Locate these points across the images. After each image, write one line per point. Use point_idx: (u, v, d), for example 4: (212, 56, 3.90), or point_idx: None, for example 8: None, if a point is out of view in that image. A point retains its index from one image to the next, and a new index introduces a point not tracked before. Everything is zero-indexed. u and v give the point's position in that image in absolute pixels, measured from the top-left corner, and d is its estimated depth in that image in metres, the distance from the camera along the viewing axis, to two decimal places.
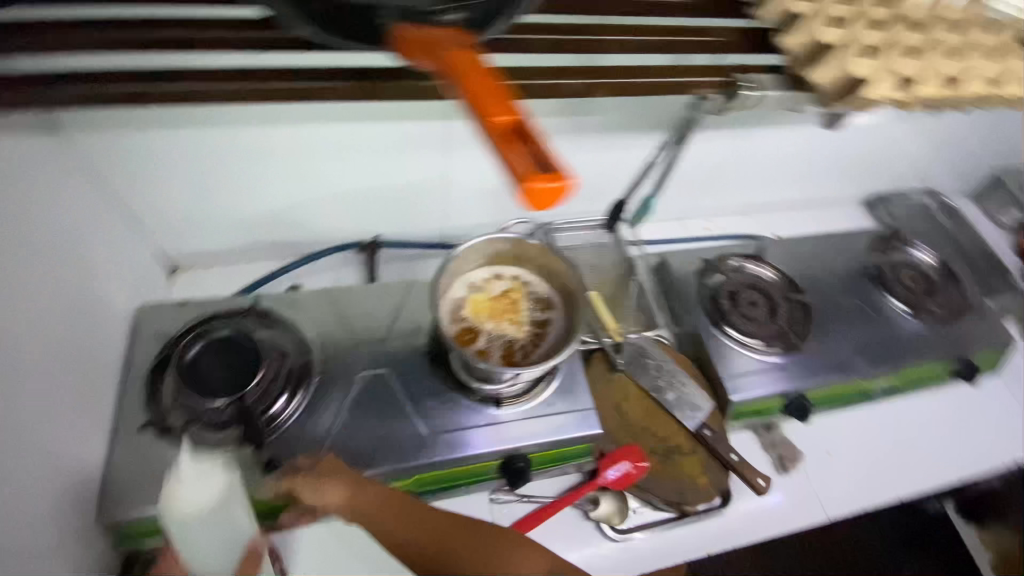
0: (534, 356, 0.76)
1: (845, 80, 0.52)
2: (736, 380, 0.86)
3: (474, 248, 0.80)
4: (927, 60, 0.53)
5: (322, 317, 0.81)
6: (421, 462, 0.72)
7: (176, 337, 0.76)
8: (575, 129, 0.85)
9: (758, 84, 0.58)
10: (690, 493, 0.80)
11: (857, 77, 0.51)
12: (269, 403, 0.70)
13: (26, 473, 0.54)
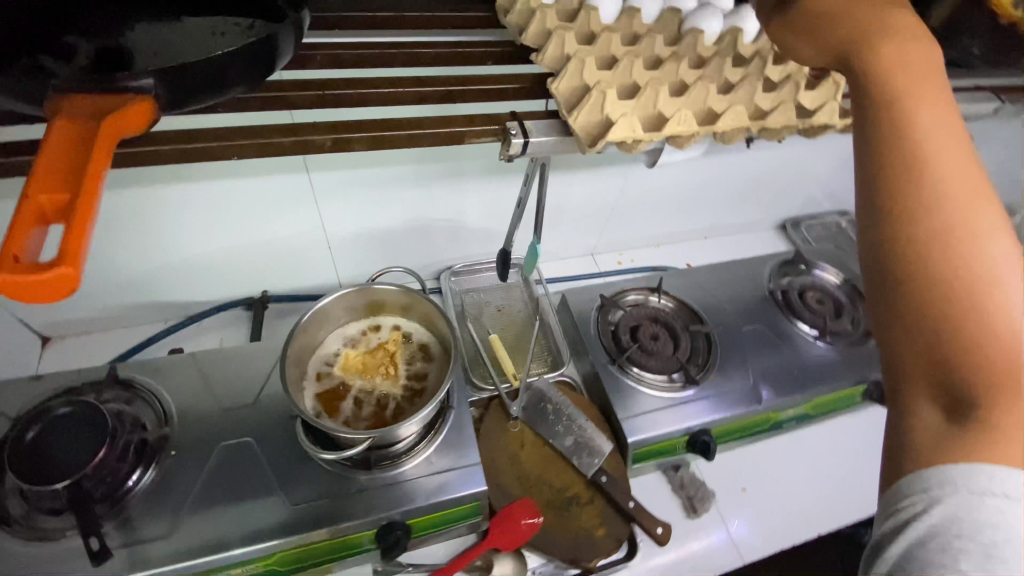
0: (406, 411, 0.72)
1: (601, 124, 0.51)
2: (634, 419, 0.83)
3: (343, 300, 0.77)
4: (694, 100, 0.55)
5: (187, 385, 0.77)
6: (281, 541, 0.66)
7: (19, 417, 0.70)
8: (450, 174, 0.84)
9: (521, 129, 0.49)
10: (586, 548, 0.75)
11: (610, 121, 0.51)
12: (112, 484, 0.65)
13: None
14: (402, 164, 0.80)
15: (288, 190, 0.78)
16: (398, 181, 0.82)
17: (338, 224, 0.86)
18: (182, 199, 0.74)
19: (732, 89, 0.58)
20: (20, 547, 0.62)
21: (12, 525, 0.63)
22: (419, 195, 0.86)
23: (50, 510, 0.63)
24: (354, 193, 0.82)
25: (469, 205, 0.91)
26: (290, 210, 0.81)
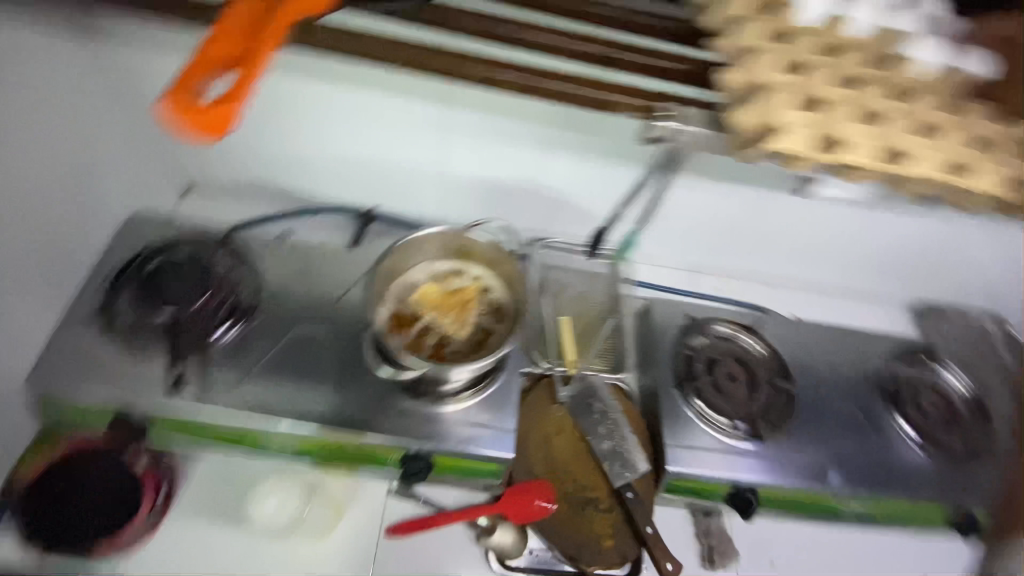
0: (462, 357, 0.74)
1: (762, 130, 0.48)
2: (681, 450, 0.78)
3: (439, 237, 0.79)
4: (870, 133, 0.49)
5: (285, 268, 0.84)
6: (322, 428, 0.71)
7: (149, 247, 0.80)
8: (576, 145, 0.83)
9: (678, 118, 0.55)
10: (589, 551, 0.73)
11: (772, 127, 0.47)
12: (203, 329, 0.73)
13: None
14: (535, 123, 0.80)
15: (422, 115, 0.81)
16: (524, 138, 0.82)
17: (458, 165, 0.89)
18: (333, 100, 0.80)
19: (921, 133, 0.51)
20: (118, 350, 0.71)
21: (114, 332, 0.72)
22: (540, 159, 0.86)
23: (150, 332, 0.73)
24: (482, 138, 0.83)
25: (583, 184, 0.89)
26: (418, 137, 0.85)
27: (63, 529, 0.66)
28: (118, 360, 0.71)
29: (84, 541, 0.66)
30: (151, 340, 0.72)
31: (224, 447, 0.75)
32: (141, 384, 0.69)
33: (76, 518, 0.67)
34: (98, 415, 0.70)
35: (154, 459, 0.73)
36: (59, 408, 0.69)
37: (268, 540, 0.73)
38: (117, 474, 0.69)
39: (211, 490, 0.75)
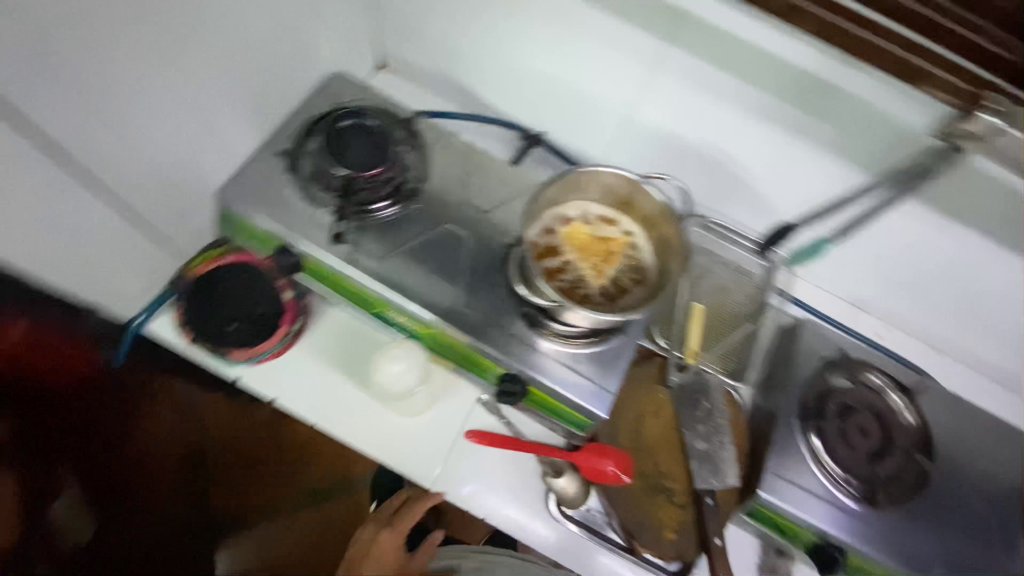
0: (591, 306, 0.71)
1: None
2: (780, 482, 0.73)
3: (604, 177, 0.74)
4: None
5: (449, 164, 0.85)
6: (446, 324, 0.76)
7: (344, 104, 0.83)
8: (791, 126, 0.74)
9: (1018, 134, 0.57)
10: (648, 534, 0.72)
11: None
12: (369, 198, 0.78)
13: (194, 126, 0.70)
14: (752, 90, 0.72)
15: (633, 48, 0.76)
16: (737, 103, 0.75)
17: (647, 113, 0.83)
18: (549, 11, 0.77)
19: None
20: (295, 191, 0.78)
21: (297, 175, 0.78)
22: (738, 131, 0.78)
23: (324, 184, 0.78)
24: (686, 91, 0.77)
25: (774, 170, 0.81)
26: (618, 72, 0.80)
27: (215, 325, 0.75)
28: (292, 201, 0.77)
29: (229, 340, 0.75)
30: (324, 192, 0.78)
31: (355, 308, 0.81)
32: (305, 229, 0.76)
33: (223, 322, 0.76)
34: (266, 240, 0.78)
35: (298, 293, 0.80)
36: (240, 224, 0.77)
37: (367, 400, 0.80)
38: (268, 296, 0.78)
39: (332, 339, 0.82)
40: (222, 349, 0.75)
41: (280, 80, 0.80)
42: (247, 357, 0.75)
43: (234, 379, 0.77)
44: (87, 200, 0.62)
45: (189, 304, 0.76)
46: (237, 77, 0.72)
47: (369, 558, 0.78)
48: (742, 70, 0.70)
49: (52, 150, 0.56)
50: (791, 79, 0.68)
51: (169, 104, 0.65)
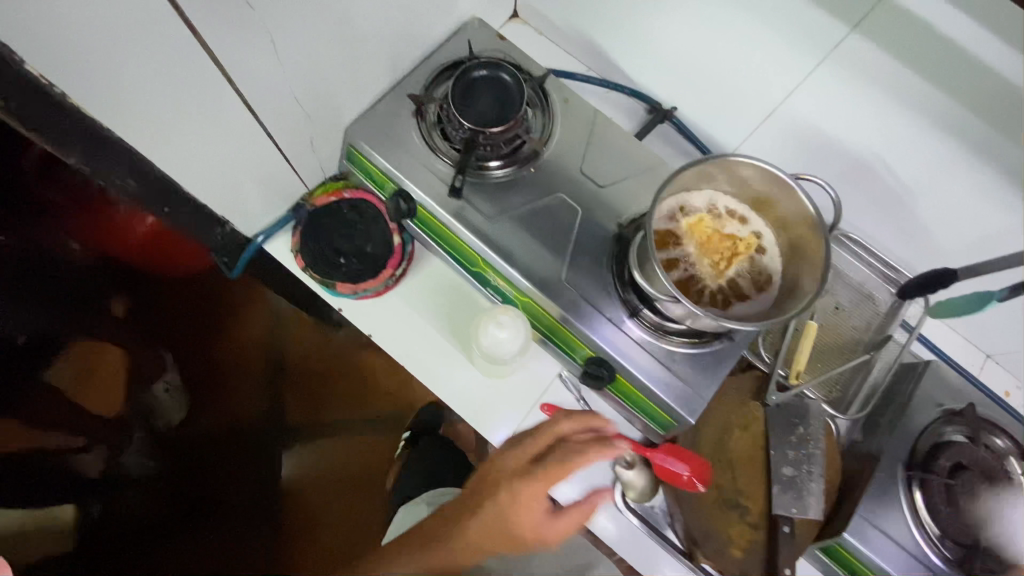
0: (702, 307, 0.67)
1: None
2: (867, 526, 0.69)
3: (742, 171, 0.67)
4: None
5: (574, 131, 0.81)
6: (546, 297, 0.74)
7: (477, 55, 0.81)
8: (979, 152, 0.64)
9: None
10: (715, 547, 0.70)
11: None
12: (490, 155, 0.76)
13: (345, 65, 0.69)
14: (952, 107, 0.62)
15: (815, 34, 0.67)
16: (921, 116, 0.65)
17: (806, 107, 0.75)
18: None
19: None
20: (418, 138, 0.78)
21: (425, 122, 0.78)
22: (912, 146, 0.69)
23: (449, 135, 0.77)
24: (864, 92, 0.68)
25: (940, 196, 0.72)
26: (788, 58, 0.71)
27: (329, 257, 0.79)
28: (414, 148, 0.77)
29: (339, 273, 0.79)
30: (448, 143, 0.77)
31: (457, 263, 0.81)
32: (423, 178, 0.76)
33: (334, 253, 0.79)
34: (384, 182, 0.79)
35: (405, 239, 0.81)
36: (364, 162, 0.78)
37: (454, 353, 0.81)
38: (379, 237, 0.80)
39: (427, 287, 0.83)
40: (330, 280, 0.78)
41: (423, 22, 0.77)
42: (352, 291, 0.79)
43: (337, 309, 0.80)
44: (246, 128, 0.64)
45: (306, 230, 0.80)
46: (388, 16, 0.70)
47: (499, 510, 0.62)
48: (948, 82, 0.61)
49: (234, 85, 0.58)
50: (1008, 103, 0.58)
51: (331, 45, 0.64)
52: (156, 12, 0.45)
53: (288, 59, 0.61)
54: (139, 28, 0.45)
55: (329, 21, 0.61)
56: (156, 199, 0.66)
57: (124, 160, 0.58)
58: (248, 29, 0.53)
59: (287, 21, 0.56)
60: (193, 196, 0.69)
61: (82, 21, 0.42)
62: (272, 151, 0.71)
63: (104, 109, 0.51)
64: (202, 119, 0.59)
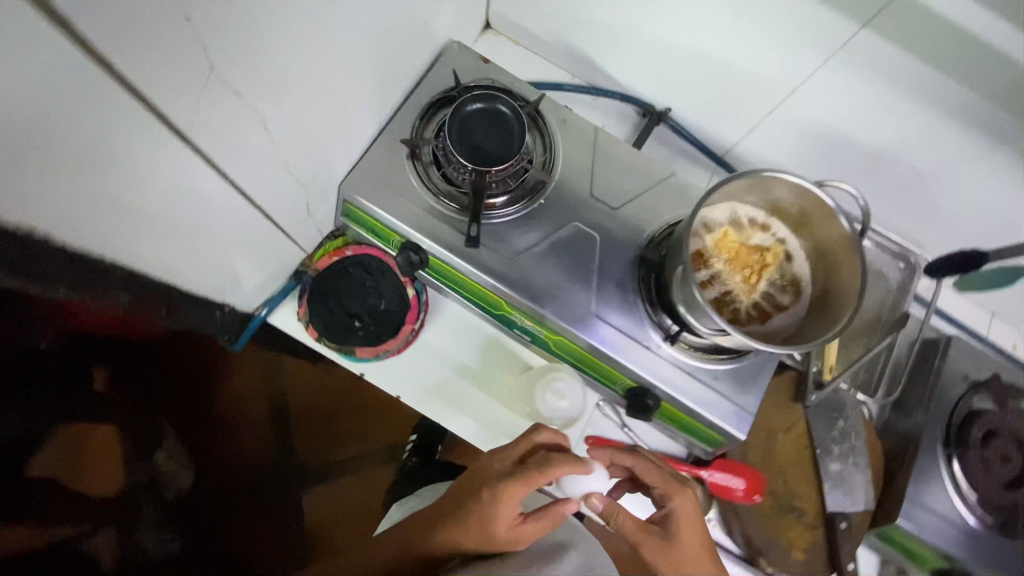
0: (740, 325, 0.67)
1: None
2: (918, 508, 0.70)
3: (768, 184, 0.66)
4: None
5: (578, 152, 0.78)
6: (578, 333, 0.72)
7: (466, 84, 0.76)
8: (991, 135, 0.64)
9: None
10: (778, 553, 0.71)
11: None
12: (497, 193, 0.72)
13: (334, 126, 0.63)
14: (967, 98, 0.61)
15: (822, 33, 0.64)
16: (934, 101, 0.64)
17: (811, 101, 0.73)
18: None
19: None
20: (417, 184, 0.73)
21: (423, 166, 0.73)
22: (923, 132, 0.68)
23: (451, 177, 0.72)
24: (875, 85, 0.66)
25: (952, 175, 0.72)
26: (792, 57, 0.69)
27: (343, 322, 0.75)
28: (415, 194, 0.72)
29: (356, 338, 0.75)
30: (451, 186, 0.73)
31: (477, 308, 0.78)
32: (430, 226, 0.72)
33: (348, 317, 0.75)
34: (389, 235, 0.73)
35: (418, 289, 0.77)
36: (365, 218, 0.72)
37: (488, 400, 0.78)
38: (392, 294, 0.76)
39: (448, 335, 0.79)
40: (349, 348, 0.74)
41: (403, 60, 0.71)
42: (373, 355, 0.75)
43: (359, 374, 0.76)
44: (240, 212, 0.58)
45: (313, 297, 0.75)
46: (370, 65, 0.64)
47: (474, 509, 0.61)
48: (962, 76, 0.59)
49: (225, 177, 0.52)
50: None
51: (319, 112, 0.58)
52: (144, 135, 0.40)
53: (279, 136, 0.55)
54: (117, 145, 0.39)
55: (315, 89, 0.55)
56: (153, 303, 0.60)
57: (108, 274, 0.51)
58: (237, 122, 0.47)
59: (271, 96, 0.50)
60: (184, 288, 0.62)
61: (57, 159, 0.36)
62: (268, 228, 0.65)
63: (83, 232, 0.44)
64: (193, 216, 0.53)
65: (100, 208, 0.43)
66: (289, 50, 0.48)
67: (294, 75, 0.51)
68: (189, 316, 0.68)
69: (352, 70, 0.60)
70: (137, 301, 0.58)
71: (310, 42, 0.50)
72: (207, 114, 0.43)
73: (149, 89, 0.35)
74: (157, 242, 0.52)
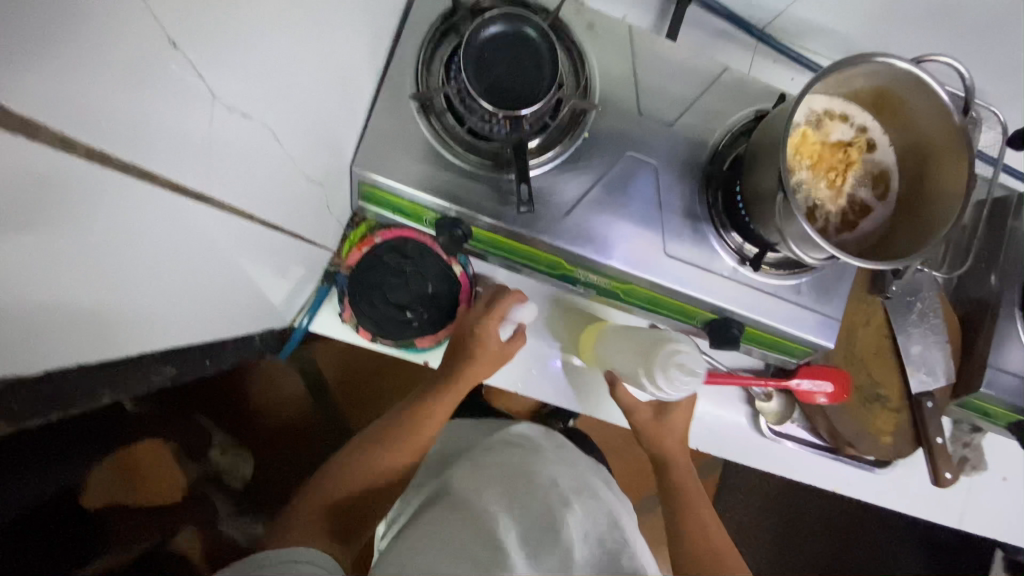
0: (829, 236, 0.61)
1: None
2: (997, 373, 0.73)
3: (857, 67, 0.56)
4: None
5: (615, 63, 0.66)
6: (651, 278, 0.65)
7: (470, 3, 0.60)
8: None
9: None
10: (868, 441, 0.74)
11: None
12: (534, 137, 0.61)
13: (340, 103, 0.50)
14: None
15: None
16: None
17: None
18: None
19: None
20: (441, 146, 0.61)
21: (442, 121, 0.60)
22: None
23: (477, 130, 0.60)
24: None
25: None
26: None
27: (393, 316, 0.69)
28: (443, 159, 0.61)
29: (412, 328, 0.70)
30: (479, 140, 0.61)
31: (531, 267, 0.70)
32: (471, 194, 0.61)
33: (399, 309, 0.69)
34: (420, 213, 0.64)
35: (464, 264, 0.71)
36: (390, 199, 0.62)
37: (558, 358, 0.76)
38: (437, 274, 0.70)
39: None
40: (406, 341, 0.69)
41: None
42: (436, 342, 0.71)
43: (423, 362, 0.73)
44: (261, 238, 0.49)
45: (353, 295, 0.68)
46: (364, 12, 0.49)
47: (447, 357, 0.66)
48: None
49: (242, 211, 0.42)
50: None
51: (324, 96, 0.46)
52: (136, 196, 0.31)
53: (286, 141, 0.43)
54: (108, 223, 0.30)
55: (317, 69, 0.42)
56: (197, 358, 0.53)
57: (142, 358, 0.43)
58: (237, 143, 0.37)
59: (267, 98, 0.38)
60: (220, 332, 0.54)
61: (39, 263, 0.27)
62: (290, 242, 0.55)
63: (92, 335, 0.35)
64: (215, 261, 0.44)
65: (118, 295, 0.35)
66: (277, 31, 0.35)
67: (290, 62, 0.38)
68: (234, 352, 0.61)
69: (347, 27, 0.46)
70: (183, 365, 0.50)
71: (298, 13, 0.37)
72: (198, 144, 0.33)
73: (67, 123, 0.24)
74: (186, 301, 0.44)
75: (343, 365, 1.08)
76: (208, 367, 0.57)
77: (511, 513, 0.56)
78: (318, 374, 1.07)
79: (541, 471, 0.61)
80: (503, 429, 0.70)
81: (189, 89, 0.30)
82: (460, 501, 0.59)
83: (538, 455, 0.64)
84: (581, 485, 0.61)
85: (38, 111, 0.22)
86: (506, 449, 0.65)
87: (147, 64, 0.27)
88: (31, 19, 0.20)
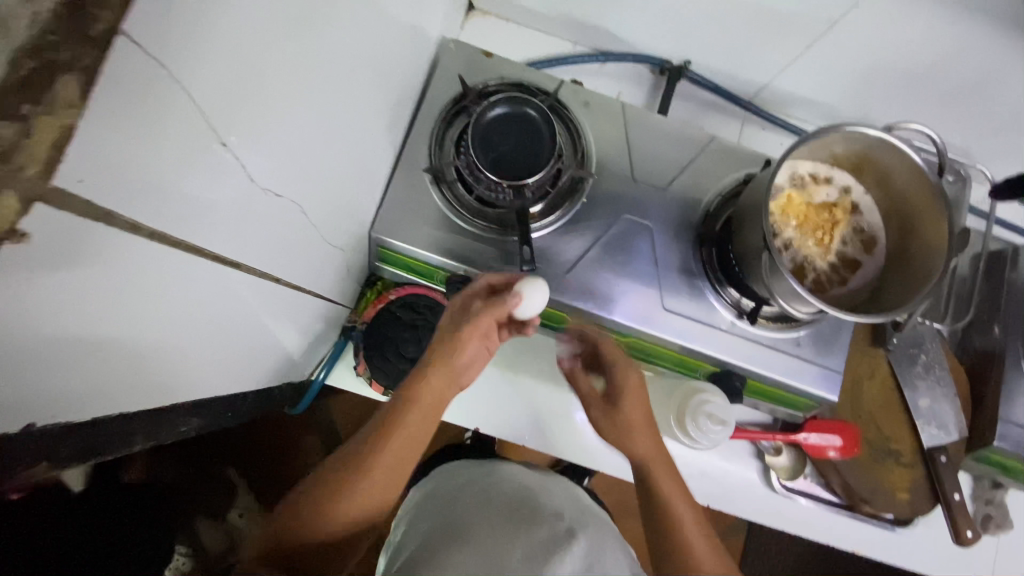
0: (820, 290, 0.64)
1: None
2: (1010, 427, 0.72)
3: (833, 136, 0.61)
4: None
5: (610, 135, 0.72)
6: (651, 333, 0.68)
7: (478, 88, 0.68)
8: None
9: None
10: (883, 498, 0.73)
11: None
12: (537, 203, 0.66)
13: (360, 179, 0.57)
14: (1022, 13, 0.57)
15: None
16: (993, 19, 0.59)
17: (852, 33, 0.67)
18: None
19: None
20: (451, 213, 0.66)
21: (452, 190, 0.66)
22: (973, 45, 0.64)
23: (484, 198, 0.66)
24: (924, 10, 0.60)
25: (1008, 79, 0.68)
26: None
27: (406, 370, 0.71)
28: (454, 223, 0.66)
29: None
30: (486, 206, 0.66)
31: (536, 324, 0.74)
32: (479, 255, 0.66)
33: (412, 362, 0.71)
34: (432, 272, 0.69)
35: None
36: (404, 260, 0.68)
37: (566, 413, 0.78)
38: None
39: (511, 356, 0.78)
40: None
41: (409, 80, 0.63)
42: None
43: None
44: (286, 299, 0.53)
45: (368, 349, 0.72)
46: (383, 103, 0.57)
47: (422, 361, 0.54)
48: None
49: (270, 276, 0.48)
50: None
51: (344, 175, 0.52)
52: (185, 268, 0.36)
53: (311, 214, 0.49)
54: (162, 292, 0.35)
55: (339, 151, 0.49)
56: (223, 410, 0.56)
57: (177, 411, 0.47)
58: (269, 219, 0.43)
59: (294, 180, 0.43)
60: (244, 387, 0.58)
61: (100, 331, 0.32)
62: (311, 303, 0.60)
63: (135, 392, 0.39)
64: (244, 322, 0.49)
65: (164, 355, 0.40)
66: (304, 124, 0.42)
67: (314, 148, 0.44)
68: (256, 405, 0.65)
69: (368, 116, 0.53)
70: (210, 417, 0.54)
71: (323, 108, 0.43)
72: (240, 218, 0.39)
73: (135, 213, 0.29)
74: (217, 358, 0.48)
75: (358, 421, 1.09)
76: (231, 419, 0.60)
77: (513, 538, 0.55)
78: (335, 430, 1.08)
79: (547, 508, 0.62)
80: (509, 475, 0.69)
81: (233, 175, 0.36)
82: (463, 524, 0.58)
83: (545, 495, 0.65)
84: (588, 524, 0.61)
85: (114, 204, 0.28)
86: (511, 488, 0.65)
87: (202, 163, 0.33)
88: (118, 141, 0.26)
